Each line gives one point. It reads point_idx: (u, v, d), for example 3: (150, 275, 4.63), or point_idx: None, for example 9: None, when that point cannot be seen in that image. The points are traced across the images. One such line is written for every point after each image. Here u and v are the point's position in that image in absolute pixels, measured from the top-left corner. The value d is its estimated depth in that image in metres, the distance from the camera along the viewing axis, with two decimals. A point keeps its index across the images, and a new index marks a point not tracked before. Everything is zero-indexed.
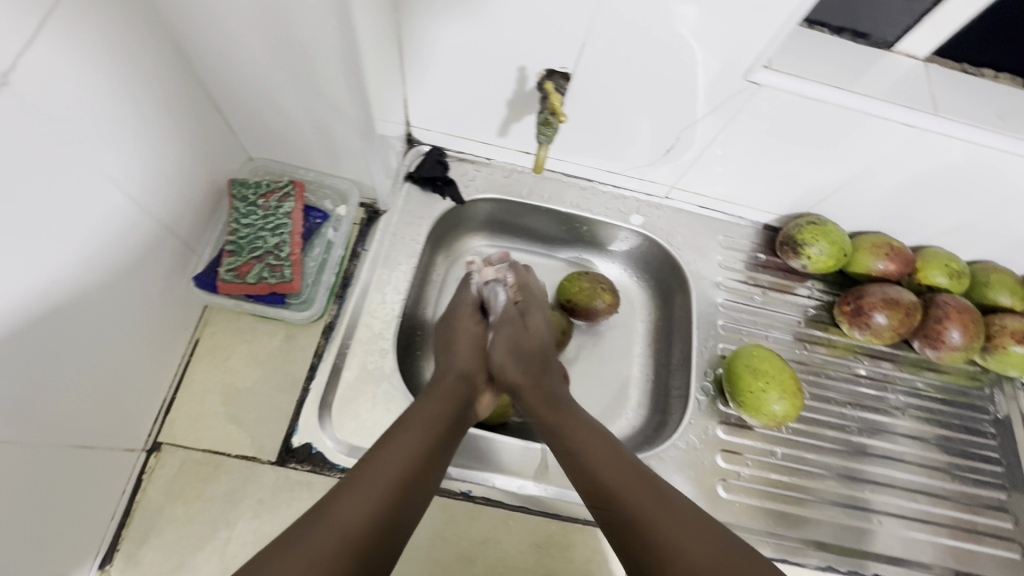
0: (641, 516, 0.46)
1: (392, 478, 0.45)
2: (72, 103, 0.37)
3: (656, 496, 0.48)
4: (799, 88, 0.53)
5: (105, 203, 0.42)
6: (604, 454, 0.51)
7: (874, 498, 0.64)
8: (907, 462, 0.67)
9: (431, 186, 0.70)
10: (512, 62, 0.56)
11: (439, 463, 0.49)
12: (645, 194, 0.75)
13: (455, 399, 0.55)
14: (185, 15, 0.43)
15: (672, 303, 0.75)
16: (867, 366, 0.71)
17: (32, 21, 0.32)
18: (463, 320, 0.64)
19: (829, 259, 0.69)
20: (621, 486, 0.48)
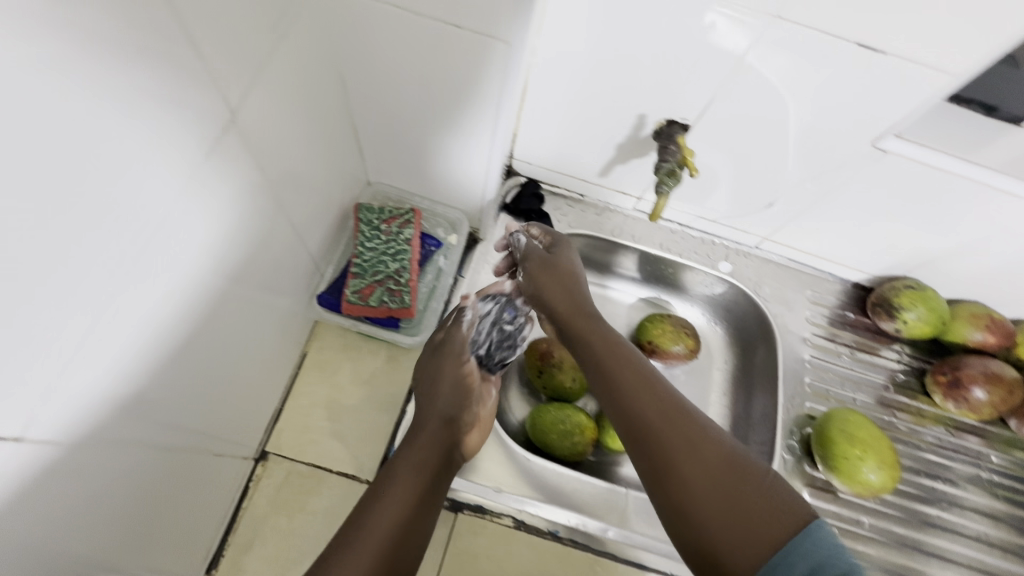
0: (689, 487, 0.38)
1: (383, 530, 0.40)
2: (252, 130, 0.42)
3: (708, 460, 0.38)
4: (924, 157, 0.52)
5: (269, 216, 0.47)
6: (651, 408, 0.42)
7: None
8: (999, 548, 0.64)
9: (525, 219, 0.71)
10: (632, 109, 0.58)
11: (429, 510, 0.45)
12: (735, 242, 0.74)
13: (438, 441, 0.49)
14: (349, 42, 0.48)
15: (754, 353, 0.74)
16: (958, 440, 0.68)
17: (241, 59, 0.38)
18: (451, 361, 0.55)
19: (926, 326, 0.67)
20: (676, 455, 0.39)
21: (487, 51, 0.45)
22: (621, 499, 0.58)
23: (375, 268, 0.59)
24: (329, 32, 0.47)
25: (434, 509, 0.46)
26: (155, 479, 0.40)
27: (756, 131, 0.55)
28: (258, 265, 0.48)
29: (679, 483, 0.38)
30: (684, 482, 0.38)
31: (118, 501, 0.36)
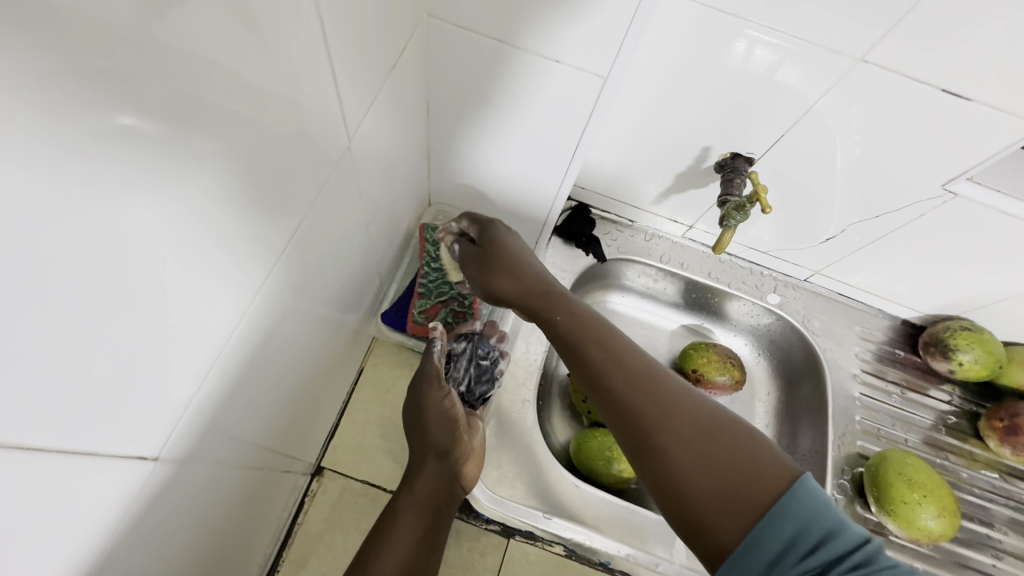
0: (676, 465, 0.34)
1: (392, 571, 0.43)
2: (363, 150, 0.43)
3: (695, 431, 0.35)
4: (998, 203, 0.52)
5: (359, 234, 0.47)
6: (634, 381, 0.38)
7: None
8: None
9: (575, 242, 0.71)
10: (697, 141, 0.59)
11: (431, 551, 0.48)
12: (783, 274, 0.74)
13: (438, 482, 0.50)
14: (451, 67, 0.49)
15: (800, 387, 0.73)
16: (1011, 487, 0.67)
17: (373, 89, 0.39)
18: (432, 390, 0.53)
19: (982, 369, 0.66)
20: (667, 432, 0.35)
21: (584, 85, 0.45)
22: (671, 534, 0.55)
23: (440, 289, 0.61)
24: (426, 55, 0.48)
25: (437, 545, 0.49)
26: (233, 497, 0.39)
27: (823, 167, 0.56)
28: (342, 278, 0.48)
29: (667, 463, 0.35)
30: (676, 460, 0.34)
31: (206, 518, 0.36)
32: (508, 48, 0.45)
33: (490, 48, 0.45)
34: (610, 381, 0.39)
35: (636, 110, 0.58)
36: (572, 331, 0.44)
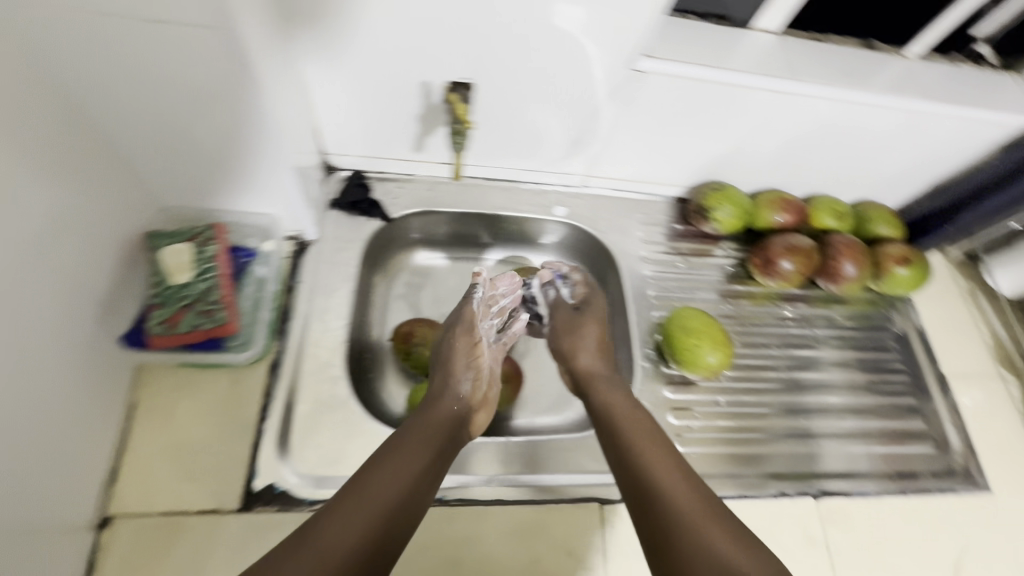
0: (689, 513, 0.45)
1: (382, 499, 0.43)
2: None
3: (690, 482, 0.48)
4: (680, 70, 0.60)
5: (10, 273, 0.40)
6: (643, 433, 0.53)
7: (817, 424, 0.72)
8: (836, 387, 0.75)
9: (357, 210, 0.71)
10: (414, 79, 0.60)
11: (431, 488, 0.47)
12: (563, 186, 0.79)
13: (445, 424, 0.53)
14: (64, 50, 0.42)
15: (606, 282, 0.79)
16: (790, 309, 0.79)
17: None
18: (461, 338, 0.61)
19: (735, 220, 0.76)
20: (647, 454, 0.51)
21: (210, 39, 0.42)
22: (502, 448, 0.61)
23: (181, 293, 0.55)
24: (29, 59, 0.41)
25: (437, 484, 0.48)
26: None
27: (536, 74, 0.60)
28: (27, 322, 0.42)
29: (676, 505, 0.46)
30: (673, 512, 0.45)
31: None
32: (104, 18, 0.40)
33: (89, 25, 0.40)
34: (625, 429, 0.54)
35: (347, 63, 0.57)
36: (607, 394, 0.59)
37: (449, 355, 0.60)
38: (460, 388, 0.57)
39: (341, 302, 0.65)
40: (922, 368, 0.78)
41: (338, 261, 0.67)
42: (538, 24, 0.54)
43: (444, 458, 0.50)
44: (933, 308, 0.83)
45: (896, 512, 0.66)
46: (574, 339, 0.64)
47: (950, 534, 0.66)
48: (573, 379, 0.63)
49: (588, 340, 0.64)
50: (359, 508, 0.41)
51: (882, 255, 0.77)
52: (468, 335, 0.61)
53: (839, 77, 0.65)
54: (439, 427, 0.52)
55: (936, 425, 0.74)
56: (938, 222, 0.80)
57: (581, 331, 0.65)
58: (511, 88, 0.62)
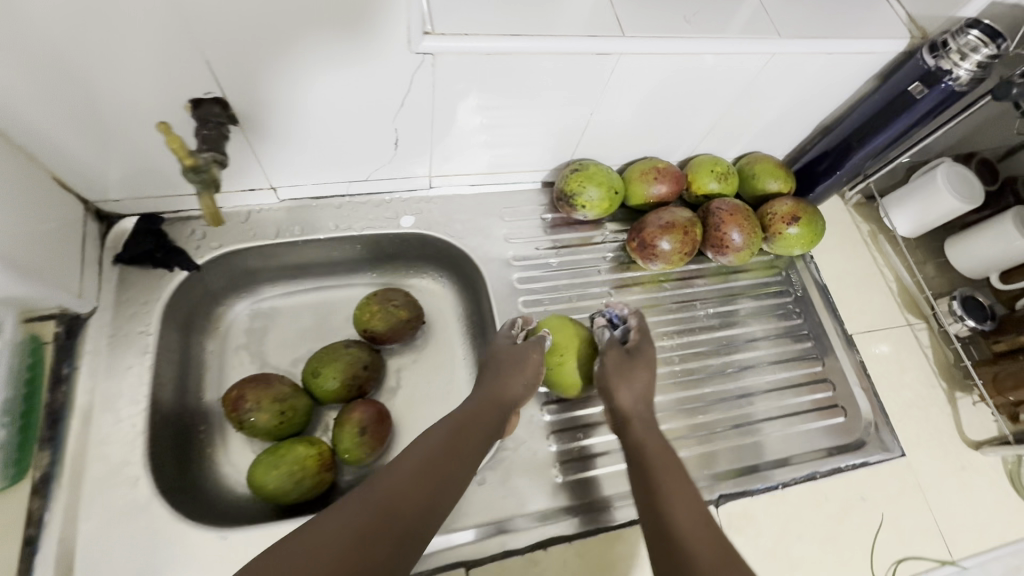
0: (674, 517, 0.43)
1: (380, 495, 0.41)
2: None
3: (692, 501, 0.45)
4: (473, 47, 0.47)
5: None
6: (658, 454, 0.49)
7: (757, 407, 0.66)
8: (769, 364, 0.69)
9: (150, 262, 0.59)
10: (153, 100, 0.48)
11: (443, 487, 0.44)
12: (409, 191, 0.68)
13: (473, 420, 0.51)
14: None
15: (477, 293, 0.70)
16: (707, 285, 0.73)
17: None
18: (504, 335, 0.58)
19: (605, 202, 0.67)
20: (662, 475, 0.47)
21: None
22: None
23: None
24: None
25: (455, 483, 0.45)
26: None
27: (305, 72, 0.48)
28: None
29: (670, 511, 0.44)
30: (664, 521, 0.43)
31: None
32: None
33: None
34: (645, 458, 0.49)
35: (50, 94, 0.44)
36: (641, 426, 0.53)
37: (500, 362, 0.56)
38: (492, 380, 0.54)
39: (138, 380, 0.54)
40: (826, 328, 0.72)
41: (127, 331, 0.55)
42: (279, 10, 0.42)
43: (467, 464, 0.47)
44: (833, 259, 0.77)
45: (805, 503, 0.60)
46: (626, 394, 0.54)
47: (863, 511, 0.61)
48: (612, 418, 0.55)
49: (638, 383, 0.55)
50: (349, 506, 0.40)
51: (769, 214, 0.70)
52: (512, 340, 0.58)
53: (681, 21, 0.54)
54: (450, 426, 0.49)
55: (844, 390, 0.69)
56: (829, 165, 0.73)
57: (632, 379, 0.55)
58: (285, 93, 0.50)
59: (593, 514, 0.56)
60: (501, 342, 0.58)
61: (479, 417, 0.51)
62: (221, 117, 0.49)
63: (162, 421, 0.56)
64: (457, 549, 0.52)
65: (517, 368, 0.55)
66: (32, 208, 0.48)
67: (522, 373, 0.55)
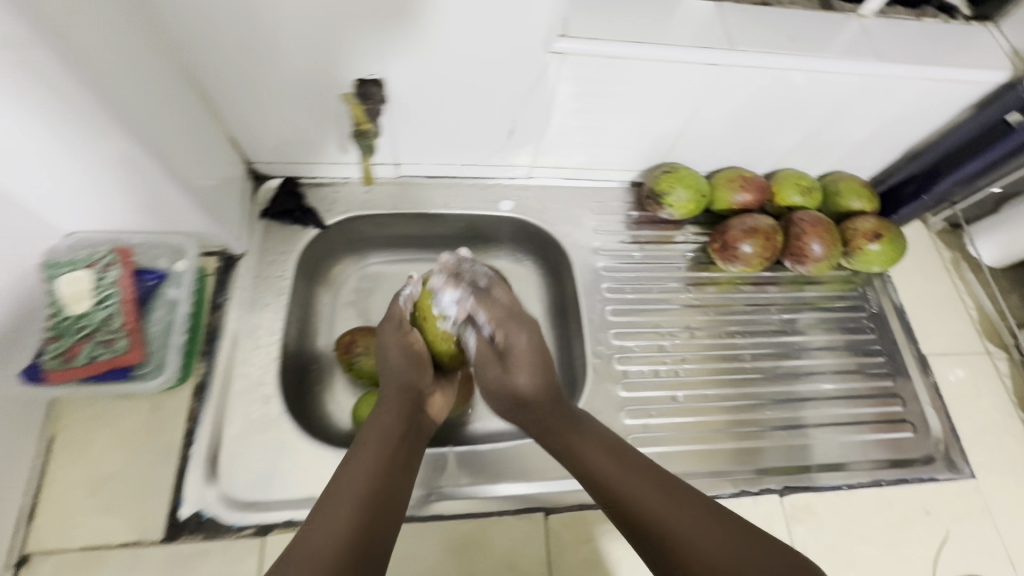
0: (647, 507, 0.46)
1: (360, 488, 0.45)
2: None
3: (655, 487, 0.48)
4: (598, 49, 0.54)
5: None
6: (608, 457, 0.51)
7: (809, 414, 0.68)
8: (830, 372, 0.71)
9: (290, 219, 0.68)
10: (320, 79, 0.55)
11: (401, 469, 0.49)
12: (509, 179, 0.75)
13: (403, 413, 0.54)
14: None
15: (561, 277, 0.76)
16: (774, 294, 0.76)
17: None
18: (391, 333, 0.58)
19: (691, 204, 0.72)
20: (615, 475, 0.49)
21: (31, 55, 0.34)
22: (444, 460, 0.58)
23: (78, 325, 0.50)
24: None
25: (408, 467, 0.50)
26: None
27: (452, 63, 0.55)
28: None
29: (637, 501, 0.47)
30: (641, 514, 0.46)
31: None
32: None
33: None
34: (591, 465, 0.51)
35: (246, 66, 0.54)
36: (561, 416, 0.55)
37: (393, 360, 0.57)
38: (407, 378, 0.56)
39: (274, 316, 0.62)
40: (901, 346, 0.74)
41: (268, 274, 0.64)
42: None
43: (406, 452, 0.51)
44: (912, 281, 0.78)
45: (867, 507, 0.62)
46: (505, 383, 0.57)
47: (928, 524, 0.62)
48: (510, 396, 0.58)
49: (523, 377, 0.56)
50: (341, 500, 0.44)
51: (850, 230, 0.72)
52: (405, 330, 0.58)
53: (787, 41, 0.58)
54: (397, 418, 0.53)
55: (915, 408, 0.70)
56: (916, 188, 0.75)
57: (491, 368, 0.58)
58: (428, 80, 0.58)
59: None
60: (388, 342, 0.58)
61: (411, 413, 0.55)
62: (378, 96, 0.57)
63: (288, 354, 0.64)
64: (537, 496, 0.57)
65: (416, 368, 0.57)
66: (213, 159, 0.58)
67: (422, 368, 0.57)
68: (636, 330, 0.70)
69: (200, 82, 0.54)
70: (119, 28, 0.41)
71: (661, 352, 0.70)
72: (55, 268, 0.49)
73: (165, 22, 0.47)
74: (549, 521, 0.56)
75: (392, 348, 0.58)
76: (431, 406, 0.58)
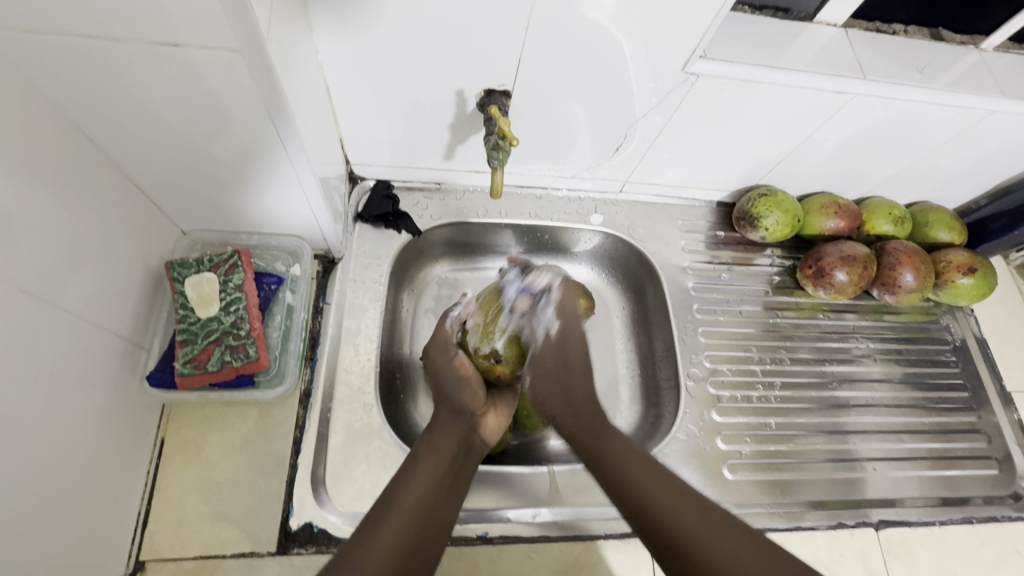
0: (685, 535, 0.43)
1: (411, 505, 0.45)
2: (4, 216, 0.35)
3: (693, 512, 0.44)
4: (732, 72, 0.54)
5: (26, 316, 0.37)
6: (641, 475, 0.47)
7: (861, 447, 0.68)
8: (884, 406, 0.71)
9: (384, 222, 0.67)
10: (449, 87, 0.55)
11: (449, 492, 0.48)
12: (600, 192, 0.74)
13: (456, 434, 0.53)
14: (66, 83, 0.37)
15: (645, 294, 0.75)
16: (829, 320, 0.75)
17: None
18: (439, 355, 0.58)
19: (785, 228, 0.71)
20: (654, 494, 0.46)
21: (238, 64, 0.36)
22: (544, 478, 0.57)
23: (208, 328, 0.52)
24: (21, 79, 0.36)
25: (457, 491, 0.49)
26: None
27: (580, 77, 0.55)
28: (49, 378, 0.39)
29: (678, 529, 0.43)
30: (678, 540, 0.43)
31: None
32: (117, 45, 0.35)
33: (102, 52, 0.35)
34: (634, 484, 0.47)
35: (378, 70, 0.53)
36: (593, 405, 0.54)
37: (445, 382, 0.56)
38: (458, 402, 0.55)
39: (372, 323, 0.61)
40: (983, 381, 0.74)
41: (366, 278, 0.63)
42: (590, 23, 0.49)
43: (455, 474, 0.50)
44: (993, 316, 0.78)
45: (958, 544, 0.62)
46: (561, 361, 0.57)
47: (1018, 564, 0.62)
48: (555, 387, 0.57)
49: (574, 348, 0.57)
50: (390, 517, 0.43)
51: (942, 262, 0.72)
52: (451, 351, 0.58)
53: (913, 73, 0.58)
54: (451, 439, 0.52)
55: (999, 445, 0.70)
56: (1002, 225, 0.74)
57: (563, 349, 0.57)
58: (549, 91, 0.57)
59: (755, 514, 0.60)
60: (437, 361, 0.58)
61: (465, 435, 0.54)
62: (506, 107, 0.56)
63: (382, 362, 0.63)
64: None
65: (466, 389, 0.56)
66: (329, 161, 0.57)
67: (471, 390, 0.56)
68: (724, 353, 0.70)
69: (328, 81, 0.54)
70: (291, 35, 0.42)
71: (750, 376, 0.69)
72: (183, 269, 0.52)
73: (316, 18, 0.47)
74: None
75: (442, 371, 0.57)
76: (485, 428, 0.56)
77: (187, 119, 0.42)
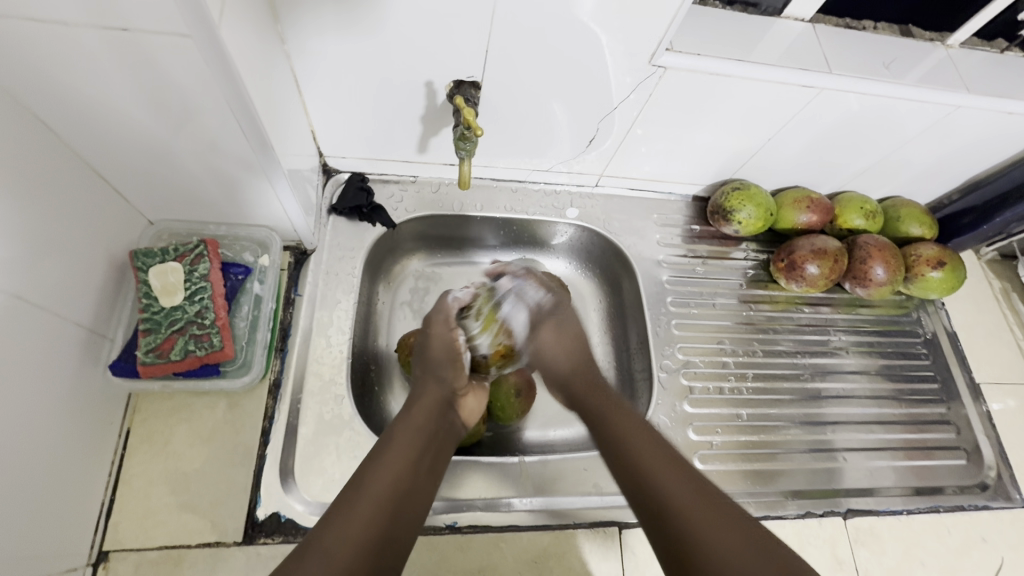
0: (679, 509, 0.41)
1: (384, 491, 0.41)
2: None
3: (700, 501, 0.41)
4: (699, 65, 0.55)
5: None
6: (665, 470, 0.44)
7: (836, 437, 0.69)
8: (858, 397, 0.72)
9: (358, 215, 0.66)
10: (418, 79, 0.56)
11: (427, 471, 0.46)
12: (576, 186, 0.74)
13: (435, 412, 0.51)
14: (14, 69, 0.37)
15: (620, 287, 0.76)
16: (807, 314, 0.76)
17: None
18: (438, 326, 0.57)
19: (758, 221, 0.72)
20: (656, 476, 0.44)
21: (189, 49, 0.36)
22: (515, 468, 0.58)
23: (171, 317, 0.52)
24: None
25: (435, 472, 0.47)
26: None
27: (550, 69, 0.55)
28: (4, 363, 0.39)
29: (684, 520, 0.40)
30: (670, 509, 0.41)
31: None
32: (66, 29, 0.35)
33: (50, 36, 0.35)
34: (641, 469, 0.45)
35: (342, 54, 0.52)
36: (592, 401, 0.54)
37: (436, 356, 0.55)
38: (444, 375, 0.54)
39: (344, 314, 0.61)
40: (953, 373, 0.75)
41: (339, 270, 0.64)
42: (558, 11, 0.49)
43: (434, 451, 0.48)
44: (963, 310, 0.79)
45: (925, 532, 0.63)
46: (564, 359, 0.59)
47: (984, 551, 0.63)
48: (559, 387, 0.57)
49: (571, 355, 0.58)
50: (367, 494, 0.40)
51: (913, 255, 0.73)
52: (452, 324, 0.57)
53: (881, 68, 0.59)
54: (429, 417, 0.50)
55: (968, 435, 0.71)
56: (974, 219, 0.75)
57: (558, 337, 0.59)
58: (517, 79, 0.56)
59: None
60: (434, 333, 0.57)
61: (442, 413, 0.51)
62: (475, 98, 0.57)
63: (356, 354, 0.63)
64: (613, 511, 0.57)
65: (455, 363, 0.55)
66: (299, 151, 0.57)
67: (459, 369, 0.55)
68: (699, 345, 0.71)
69: (298, 73, 0.54)
70: (252, 22, 0.42)
71: (723, 368, 0.70)
72: (147, 258, 0.52)
73: (281, 6, 0.47)
74: (624, 535, 0.55)
75: (437, 343, 0.56)
76: (464, 408, 0.55)
77: (144, 106, 0.42)
